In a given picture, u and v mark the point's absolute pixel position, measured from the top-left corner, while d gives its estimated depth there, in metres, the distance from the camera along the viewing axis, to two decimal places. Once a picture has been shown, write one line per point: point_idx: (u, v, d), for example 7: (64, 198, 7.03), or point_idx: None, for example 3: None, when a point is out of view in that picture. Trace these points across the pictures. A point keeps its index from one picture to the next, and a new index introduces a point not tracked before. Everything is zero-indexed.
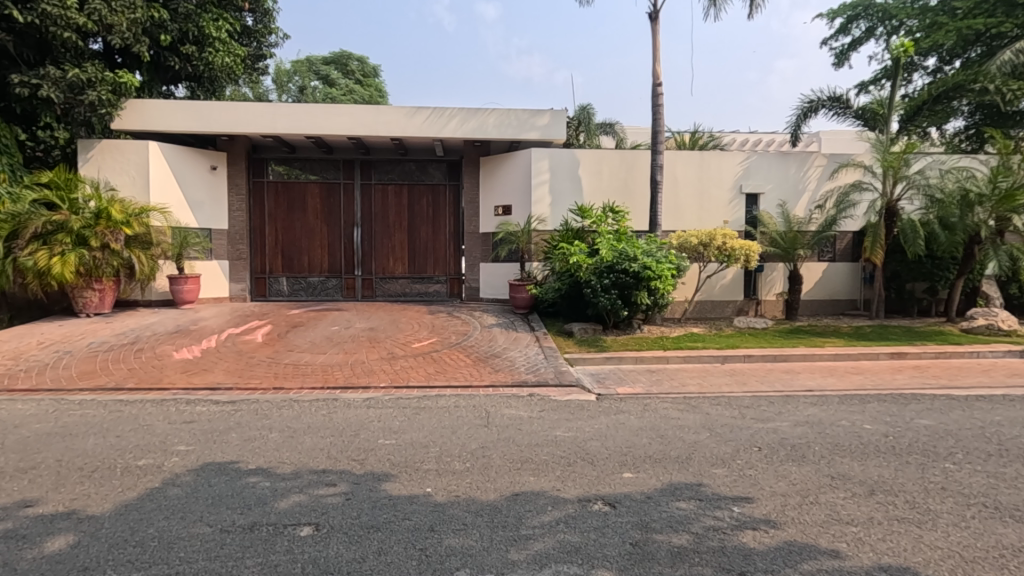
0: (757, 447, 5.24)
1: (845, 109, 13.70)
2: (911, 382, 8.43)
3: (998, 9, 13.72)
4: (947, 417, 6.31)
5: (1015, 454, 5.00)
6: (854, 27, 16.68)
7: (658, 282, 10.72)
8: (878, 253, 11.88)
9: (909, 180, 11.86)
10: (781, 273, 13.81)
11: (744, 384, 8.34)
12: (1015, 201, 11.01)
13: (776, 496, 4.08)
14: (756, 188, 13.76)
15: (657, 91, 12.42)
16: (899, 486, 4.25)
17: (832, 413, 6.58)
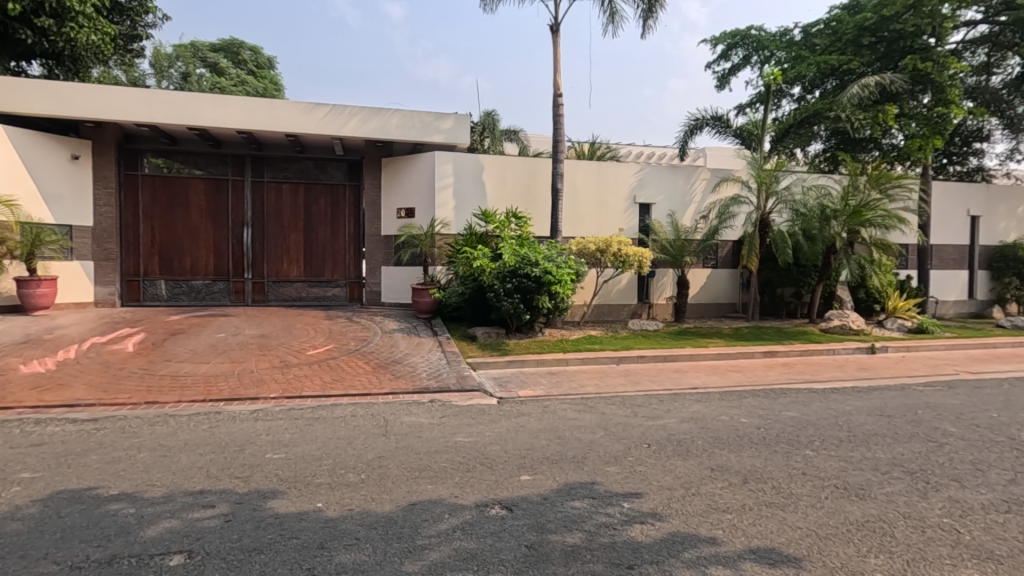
0: (647, 444, 5.53)
1: (725, 129, 14.94)
2: (780, 377, 9.34)
3: (848, 48, 15.55)
4: (809, 409, 7.05)
5: (860, 439, 5.69)
6: (733, 54, 18.15)
7: (558, 286, 11.00)
8: (754, 261, 13.04)
9: (778, 196, 13.16)
10: (670, 278, 14.76)
11: (637, 384, 8.79)
12: (862, 217, 12.58)
13: (663, 490, 4.32)
14: (648, 199, 14.60)
15: (558, 101, 12.81)
16: (768, 474, 4.67)
17: (713, 408, 7.11)
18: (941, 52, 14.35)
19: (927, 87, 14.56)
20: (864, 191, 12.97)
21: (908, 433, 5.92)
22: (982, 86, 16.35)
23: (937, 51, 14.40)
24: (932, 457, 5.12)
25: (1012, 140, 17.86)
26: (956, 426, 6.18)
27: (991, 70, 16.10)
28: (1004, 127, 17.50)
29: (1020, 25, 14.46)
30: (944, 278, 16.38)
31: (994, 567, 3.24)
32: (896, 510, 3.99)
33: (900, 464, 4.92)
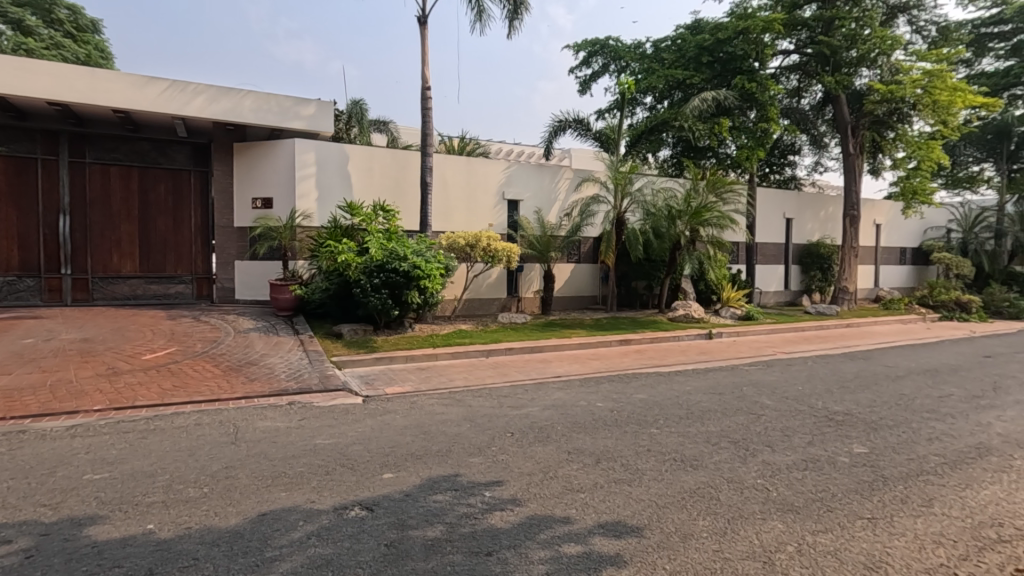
0: (510, 433, 5.71)
1: (586, 132, 15.83)
2: (633, 363, 10.17)
3: (690, 64, 17.23)
4: (656, 391, 7.76)
5: (697, 415, 6.39)
6: (594, 61, 19.21)
7: (427, 281, 10.87)
8: (611, 256, 14.01)
9: (632, 196, 14.26)
10: (537, 273, 15.34)
11: (505, 375, 9.04)
12: (701, 217, 14.07)
13: (523, 476, 4.49)
14: (516, 195, 15.00)
15: (426, 94, 12.67)
16: (618, 453, 5.06)
17: (574, 395, 7.54)
18: (764, 75, 16.47)
19: (753, 105, 16.64)
20: (702, 194, 14.52)
21: (735, 407, 6.75)
22: (794, 107, 19.06)
23: (760, 74, 16.51)
24: (752, 427, 5.90)
25: (816, 154, 21.06)
26: (771, 399, 7.17)
27: (801, 94, 18.82)
28: (810, 143, 20.60)
29: (821, 58, 17.07)
30: (766, 271, 18.93)
31: (793, 516, 3.83)
32: (722, 476, 4.54)
33: (727, 435, 5.60)
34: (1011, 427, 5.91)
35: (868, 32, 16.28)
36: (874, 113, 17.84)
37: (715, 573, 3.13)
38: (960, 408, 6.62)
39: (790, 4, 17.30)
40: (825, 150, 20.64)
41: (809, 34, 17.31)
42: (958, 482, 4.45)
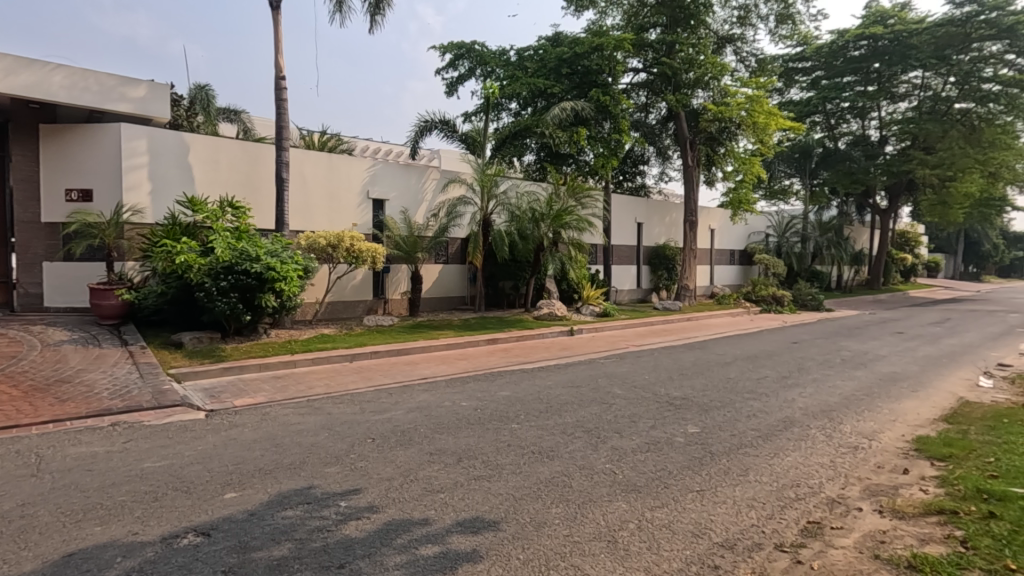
0: (371, 438, 5.54)
1: (452, 133, 15.88)
2: (499, 361, 10.40)
3: (551, 74, 18.04)
4: (519, 387, 8.01)
5: (555, 408, 6.70)
6: (460, 64, 19.30)
7: (283, 284, 10.14)
8: (478, 257, 14.21)
9: (497, 198, 14.60)
10: (404, 274, 15.07)
11: (369, 379, 8.76)
12: (562, 220, 14.84)
13: (382, 481, 4.38)
14: (381, 195, 14.60)
15: (280, 84, 11.85)
16: (479, 450, 5.13)
17: (439, 396, 7.52)
18: (616, 89, 17.76)
19: (607, 116, 17.87)
20: (563, 199, 15.31)
21: (590, 398, 7.19)
22: (643, 121, 20.80)
23: (613, 88, 17.77)
24: (604, 416, 6.32)
25: (662, 165, 23.15)
26: (622, 389, 7.75)
27: (648, 110, 20.57)
28: (657, 154, 22.61)
29: (664, 77, 18.78)
30: (621, 271, 20.44)
31: (636, 495, 4.17)
32: (575, 464, 4.81)
33: (582, 425, 5.94)
34: (809, 400, 7.00)
35: (702, 58, 18.29)
36: (707, 130, 20.11)
37: (565, 556, 3.29)
38: (772, 388, 7.69)
39: (638, 26, 18.93)
40: (669, 161, 22.77)
41: (655, 55, 19.01)
42: (768, 451, 5.16)
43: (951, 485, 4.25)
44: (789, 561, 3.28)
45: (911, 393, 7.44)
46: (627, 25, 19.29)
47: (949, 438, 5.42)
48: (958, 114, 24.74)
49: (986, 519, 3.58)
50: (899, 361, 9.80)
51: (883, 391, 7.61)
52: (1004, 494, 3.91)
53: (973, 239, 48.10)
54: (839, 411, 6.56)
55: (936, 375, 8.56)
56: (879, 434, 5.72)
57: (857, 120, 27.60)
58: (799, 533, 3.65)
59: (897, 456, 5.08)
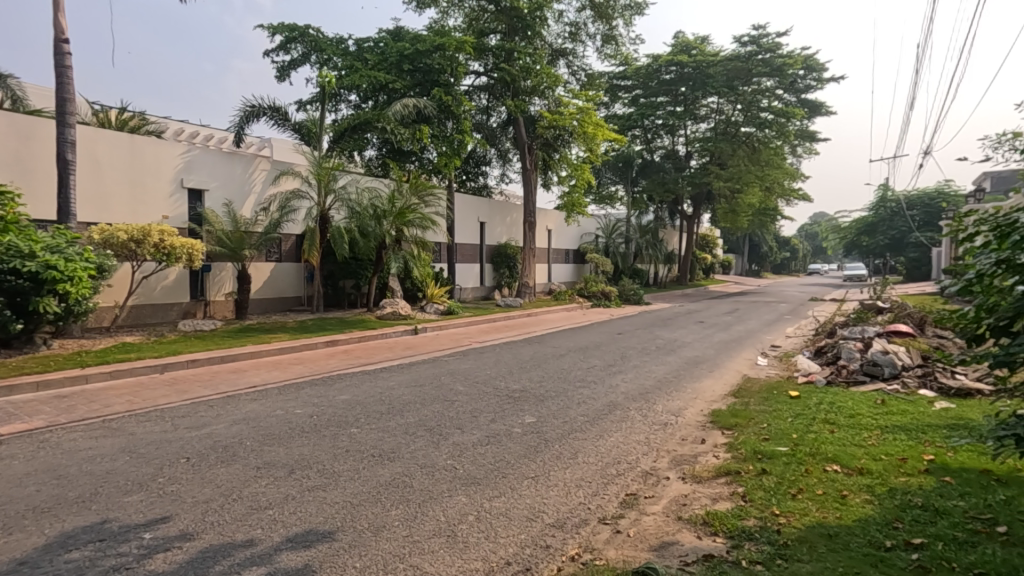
0: (185, 458, 4.94)
1: (284, 121, 14.74)
2: (339, 364, 9.92)
3: (392, 69, 17.61)
4: (359, 390, 7.74)
5: (398, 409, 6.60)
6: (292, 48, 17.89)
7: (68, 285, 8.57)
8: (315, 255, 13.40)
9: (336, 193, 13.91)
10: (229, 273, 13.65)
11: (184, 391, 7.78)
12: (405, 218, 14.64)
13: (198, 505, 3.92)
14: (199, 184, 13.04)
15: (62, 48, 9.96)
16: (314, 459, 4.86)
17: (269, 405, 6.94)
18: (458, 90, 18.00)
19: (449, 116, 18.03)
20: (406, 196, 15.11)
21: (432, 396, 7.20)
22: (484, 123, 21.34)
23: (455, 89, 17.96)
24: (446, 413, 6.38)
25: (502, 167, 23.92)
26: (464, 385, 7.90)
27: (489, 113, 21.13)
28: (498, 156, 23.32)
29: (504, 83, 19.46)
30: (464, 269, 20.78)
31: (475, 488, 4.27)
32: (416, 463, 4.78)
33: (424, 424, 5.93)
34: (629, 385, 7.80)
35: (538, 68, 19.31)
36: (544, 136, 21.31)
37: (403, 557, 3.26)
38: (599, 375, 8.43)
39: (478, 30, 19.38)
40: (509, 164, 23.62)
41: (494, 60, 19.58)
42: (595, 434, 5.64)
43: (735, 449, 5.04)
44: (610, 532, 3.62)
45: (709, 374, 8.68)
46: (469, 28, 19.63)
47: (735, 409, 6.43)
48: (744, 136, 29.23)
49: (759, 475, 4.32)
50: (700, 346, 11.37)
51: (688, 373, 8.76)
52: (772, 453, 4.75)
53: (756, 242, 57.55)
54: (653, 393, 7.40)
55: (727, 358, 10.10)
56: (684, 411, 6.58)
57: (668, 136, 31.28)
58: (619, 505, 4.04)
59: (697, 429, 5.88)
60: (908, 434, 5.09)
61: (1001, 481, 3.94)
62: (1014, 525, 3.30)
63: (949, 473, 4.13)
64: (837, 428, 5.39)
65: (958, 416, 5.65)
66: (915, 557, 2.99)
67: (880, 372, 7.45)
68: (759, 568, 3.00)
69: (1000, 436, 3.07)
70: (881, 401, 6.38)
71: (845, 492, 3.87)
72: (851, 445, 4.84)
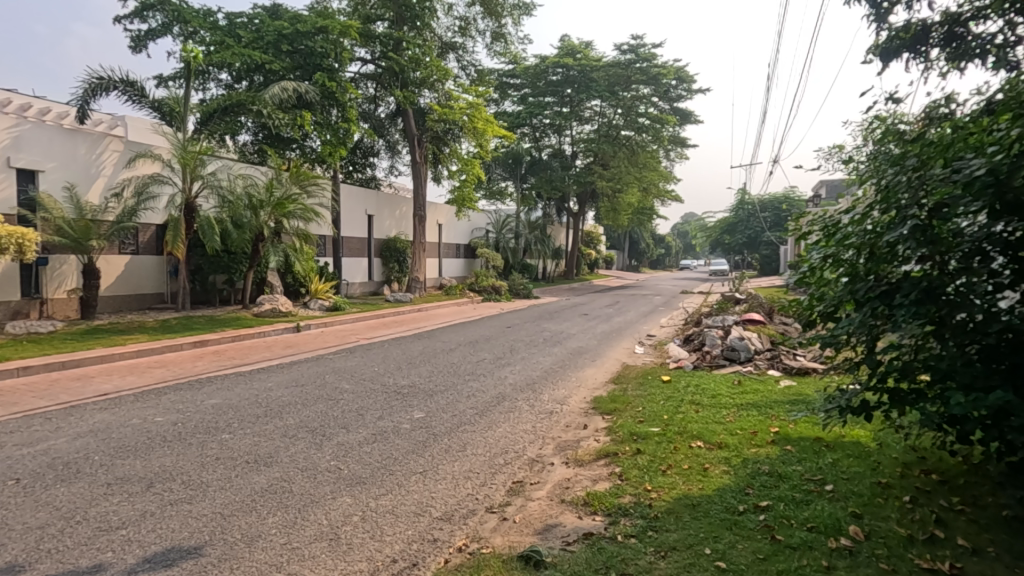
0: (13, 480, 4.27)
1: (140, 97, 13.19)
2: (209, 366, 9.12)
3: (269, 49, 16.43)
4: (232, 393, 7.17)
5: (276, 411, 6.22)
6: (150, 16, 16.05)
7: None
8: (179, 247, 12.16)
9: (204, 180, 12.73)
10: (72, 267, 11.99)
11: (13, 403, 6.71)
12: (285, 209, 13.76)
13: (30, 532, 3.42)
14: (31, 164, 11.27)
15: None
16: (178, 470, 4.43)
17: (124, 414, 6.20)
18: (342, 76, 17.27)
19: (333, 104, 17.25)
20: (285, 185, 14.22)
21: (315, 396, 6.86)
22: (371, 113, 20.64)
23: (339, 75, 17.22)
24: (330, 413, 6.12)
25: (391, 159, 23.27)
26: (350, 383, 7.61)
27: (377, 102, 20.49)
28: (386, 148, 22.67)
29: (392, 72, 18.96)
30: (351, 263, 20.01)
31: (360, 487, 4.15)
32: (296, 467, 4.53)
33: (305, 425, 5.64)
34: (517, 377, 8.00)
35: (427, 60, 19.02)
36: (433, 129, 21.05)
37: (281, 566, 3.09)
38: (488, 368, 8.56)
39: (364, 16, 18.70)
40: (398, 156, 23.05)
41: (382, 48, 18.98)
42: (483, 426, 5.71)
43: (613, 432, 5.35)
44: (497, 520, 3.69)
45: (591, 363, 9.15)
46: (354, 13, 18.86)
47: (615, 395, 6.84)
48: (624, 139, 31.01)
49: (635, 455, 4.64)
50: (583, 337, 11.95)
51: (572, 363, 9.16)
52: (646, 434, 5.12)
53: (635, 238, 61.36)
54: (540, 383, 7.65)
55: (608, 347, 10.70)
56: (569, 399, 6.88)
57: (555, 136, 32.32)
58: (506, 494, 4.13)
59: (580, 415, 6.18)
60: (758, 410, 5.74)
61: (829, 446, 4.58)
62: (838, 483, 3.85)
63: (790, 442, 4.72)
64: (701, 408, 5.94)
65: (798, 392, 6.48)
66: (762, 518, 3.38)
67: (737, 356, 8.31)
68: (632, 541, 3.23)
69: (828, 407, 3.56)
70: (737, 382, 7.12)
71: (707, 465, 4.27)
72: (712, 422, 5.35)
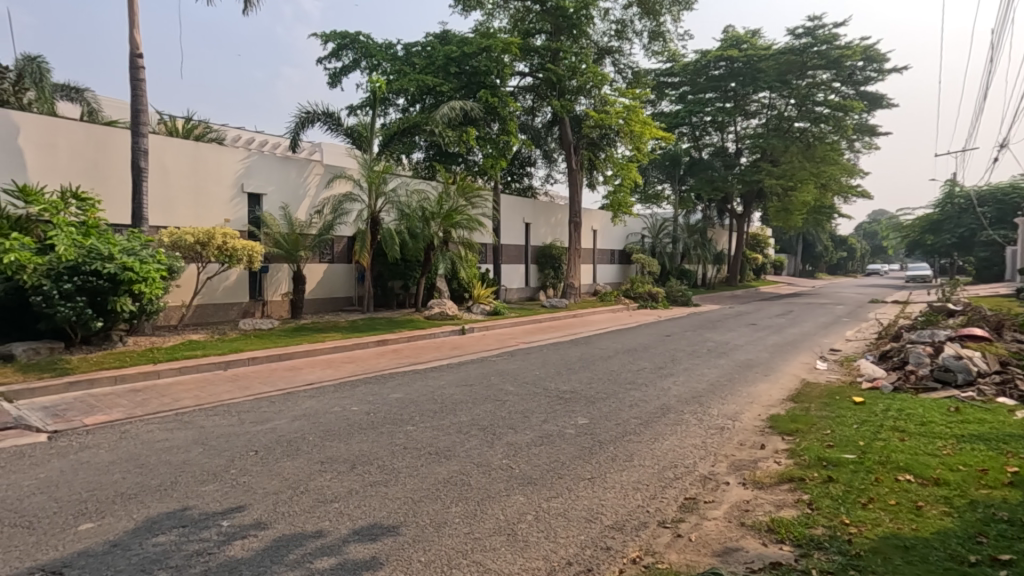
0: (253, 451, 5.18)
1: (337, 126, 15.20)
2: (390, 363, 10.17)
3: (439, 72, 17.88)
4: (411, 389, 7.92)
5: (450, 407, 6.72)
6: (344, 55, 18.42)
7: (143, 286, 9.08)
8: (366, 256, 13.75)
9: (386, 196, 14.27)
10: (285, 274, 14.19)
11: (246, 387, 8.15)
12: (453, 220, 14.90)
13: (268, 496, 4.11)
14: (258, 188, 13.60)
15: (136, 62, 10.73)
16: (374, 455, 5.01)
17: (327, 402, 7.17)
18: (504, 91, 18.16)
19: (495, 118, 18.20)
20: (453, 198, 15.37)
21: (483, 396, 7.28)
22: (530, 123, 21.15)
23: (501, 90, 18.15)
24: (497, 412, 6.46)
25: (548, 167, 23.95)
26: (514, 385, 7.94)
27: (534, 113, 21.18)
28: (543, 157, 23.40)
29: (549, 83, 19.52)
30: (510, 270, 20.89)
31: (531, 488, 4.31)
32: (471, 462, 4.86)
33: (477, 423, 6.01)
34: (681, 388, 7.68)
35: (584, 67, 19.23)
36: (589, 135, 21.16)
37: (466, 554, 3.32)
38: (648, 377, 8.34)
39: (524, 31, 19.46)
40: (554, 164, 23.63)
41: (540, 60, 19.64)
42: (649, 437, 5.58)
43: (798, 455, 4.88)
44: (671, 536, 3.58)
45: (764, 377, 8.45)
46: (514, 29, 19.77)
47: (795, 415, 6.23)
48: (797, 132, 28.30)
49: (826, 483, 4.18)
50: (752, 349, 11.07)
51: (741, 376, 8.55)
52: (838, 460, 4.59)
53: (810, 241, 55.34)
54: (706, 396, 7.26)
55: (782, 361, 9.79)
56: (740, 415, 6.42)
57: (717, 133, 30.63)
58: (678, 509, 3.99)
59: (755, 434, 5.74)
60: (987, 444, 4.81)
61: None
62: None
63: None
64: (908, 436, 5.15)
65: None
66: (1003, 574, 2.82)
67: (952, 378, 7.06)
68: None
69: None
70: (955, 408, 6.05)
71: (921, 504, 3.70)
72: (924, 454, 4.62)
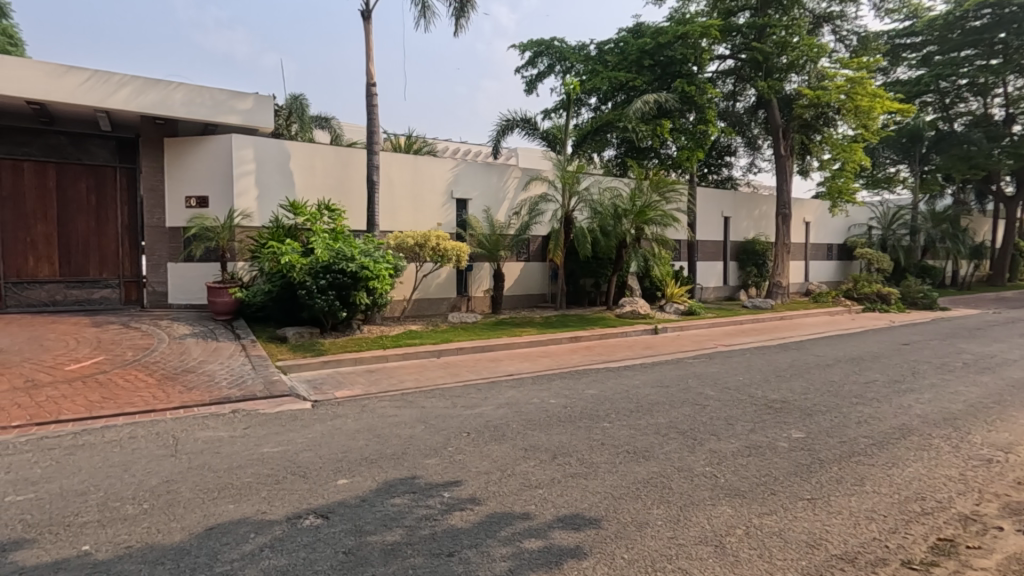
0: (465, 433, 5.72)
1: (533, 131, 15.95)
2: (583, 360, 10.35)
3: (632, 67, 17.62)
4: (606, 386, 7.95)
5: (646, 408, 6.59)
6: (539, 62, 19.23)
7: (376, 281, 10.66)
8: (559, 254, 14.18)
9: (579, 195, 14.53)
10: (487, 272, 15.34)
11: (455, 374, 9.02)
12: (646, 216, 14.55)
13: (480, 475, 4.50)
14: (464, 194, 14.92)
15: (371, 90, 12.56)
16: (573, 448, 5.14)
17: (526, 393, 7.57)
18: (701, 79, 17.19)
19: (692, 108, 17.27)
20: (646, 193, 15.00)
21: (681, 399, 7.00)
22: (730, 110, 19.81)
23: (699, 78, 17.20)
24: (698, 417, 6.15)
25: (750, 156, 22.12)
26: (714, 390, 7.48)
27: (735, 98, 19.69)
28: (745, 145, 21.67)
29: (754, 63, 17.94)
30: (706, 268, 19.70)
31: (740, 500, 4.02)
32: (672, 465, 4.71)
33: (676, 426, 5.79)
34: (927, 407, 6.44)
35: (797, 40, 17.18)
36: (803, 117, 18.57)
37: (671, 558, 3.23)
38: (881, 392, 7.16)
39: (725, 11, 18.11)
40: (758, 152, 21.71)
41: (743, 40, 18.16)
42: (885, 461, 4.80)
43: None
44: None
45: None
46: (713, 11, 18.43)
47: None
48: None
49: None
50: None
51: (1017, 399, 6.84)
52: None
53: None
54: (965, 420, 5.98)
55: None
56: (1016, 447, 5.15)
57: (977, 98, 25.05)
58: (929, 550, 3.37)
59: None
60: None
61: None
62: None
63: None
64: None
65: None
66: None
67: None
68: None
69: None
70: None
71: None
72: None
